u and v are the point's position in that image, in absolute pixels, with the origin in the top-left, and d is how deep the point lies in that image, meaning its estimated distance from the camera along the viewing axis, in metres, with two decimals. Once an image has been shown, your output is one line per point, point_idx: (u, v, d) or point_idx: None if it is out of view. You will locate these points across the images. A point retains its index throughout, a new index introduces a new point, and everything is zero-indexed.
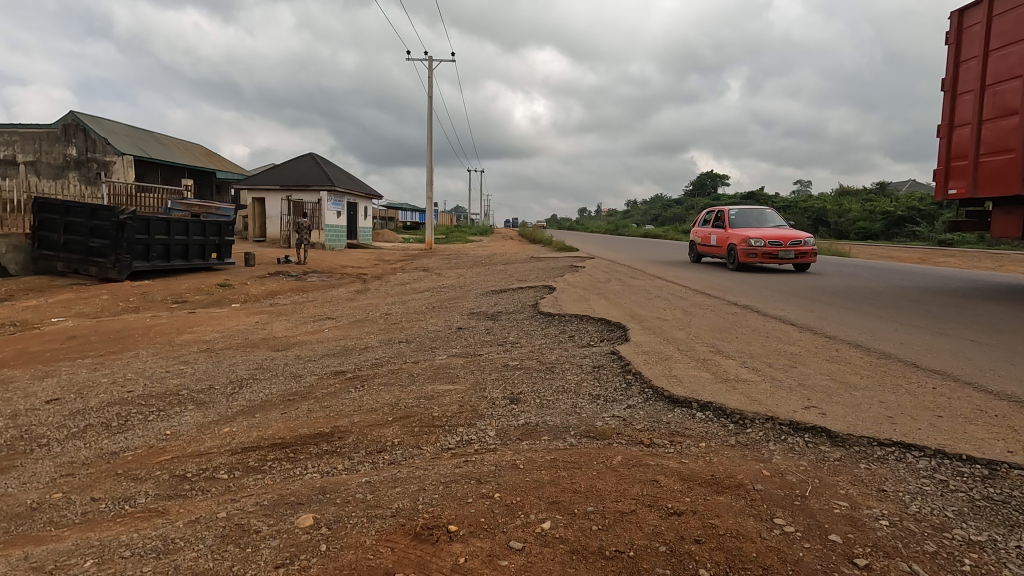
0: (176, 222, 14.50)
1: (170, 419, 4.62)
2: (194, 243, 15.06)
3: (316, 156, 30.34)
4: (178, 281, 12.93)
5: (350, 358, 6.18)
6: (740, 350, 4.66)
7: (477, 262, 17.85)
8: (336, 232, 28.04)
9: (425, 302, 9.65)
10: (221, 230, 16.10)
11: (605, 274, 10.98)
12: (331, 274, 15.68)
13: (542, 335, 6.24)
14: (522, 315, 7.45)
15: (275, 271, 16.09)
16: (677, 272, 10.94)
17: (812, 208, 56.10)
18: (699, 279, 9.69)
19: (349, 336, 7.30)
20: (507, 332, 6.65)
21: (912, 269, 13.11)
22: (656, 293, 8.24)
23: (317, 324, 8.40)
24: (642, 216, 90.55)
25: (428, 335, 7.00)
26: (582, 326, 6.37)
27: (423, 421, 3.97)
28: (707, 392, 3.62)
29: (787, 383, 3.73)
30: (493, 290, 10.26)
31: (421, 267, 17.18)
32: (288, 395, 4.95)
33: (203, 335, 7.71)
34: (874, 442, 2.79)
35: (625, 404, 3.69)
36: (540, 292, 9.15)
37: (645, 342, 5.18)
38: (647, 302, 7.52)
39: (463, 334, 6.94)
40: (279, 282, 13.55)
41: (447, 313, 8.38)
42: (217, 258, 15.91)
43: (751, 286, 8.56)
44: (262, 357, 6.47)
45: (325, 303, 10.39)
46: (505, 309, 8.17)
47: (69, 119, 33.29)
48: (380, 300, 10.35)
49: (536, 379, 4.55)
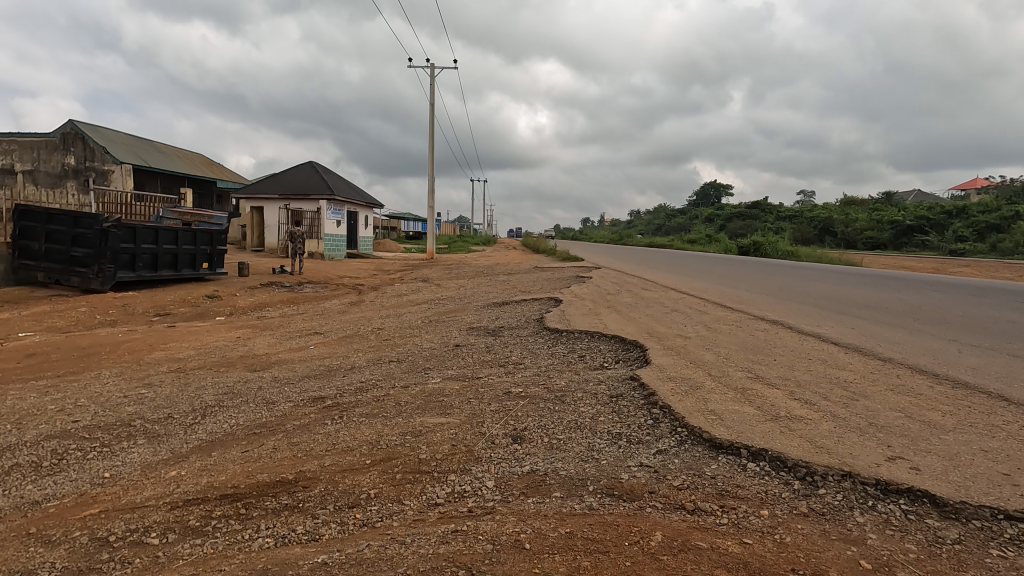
0: (165, 231, 13.89)
1: (112, 457, 3.93)
2: (183, 252, 14.45)
3: (316, 165, 29.89)
4: (164, 293, 12.31)
5: (332, 380, 5.50)
6: (783, 378, 3.96)
7: (478, 272, 17.21)
8: (334, 241, 27.45)
9: (421, 315, 8.97)
10: (213, 239, 15.54)
11: (614, 285, 10.32)
12: (326, 285, 15.04)
13: (549, 355, 5.54)
14: (526, 331, 6.75)
15: (268, 281, 15.46)
16: (691, 283, 10.32)
17: (818, 218, 55.31)
18: (717, 291, 9.00)
19: (335, 355, 6.62)
20: (509, 351, 5.97)
21: (937, 279, 12.41)
22: (673, 307, 7.55)
23: (301, 340, 7.72)
24: (646, 226, 89.80)
25: (421, 354, 6.33)
26: (594, 344, 5.67)
27: (407, 466, 3.27)
28: (756, 434, 2.91)
29: (855, 421, 3.03)
30: (495, 302, 9.60)
31: (420, 278, 16.52)
32: (254, 428, 4.26)
33: (177, 352, 7.05)
34: (1002, 517, 2.07)
35: (654, 449, 2.98)
36: (545, 305, 8.48)
37: (668, 364, 4.48)
38: (664, 316, 6.82)
39: (461, 352, 6.26)
40: (269, 293, 12.90)
41: (444, 328, 7.69)
42: (208, 268, 15.31)
43: (774, 299, 7.87)
44: (235, 378, 5.79)
45: (314, 317, 9.71)
46: (507, 323, 7.50)
47: (68, 128, 32.99)
48: (373, 313, 9.68)
49: (544, 411, 3.85)
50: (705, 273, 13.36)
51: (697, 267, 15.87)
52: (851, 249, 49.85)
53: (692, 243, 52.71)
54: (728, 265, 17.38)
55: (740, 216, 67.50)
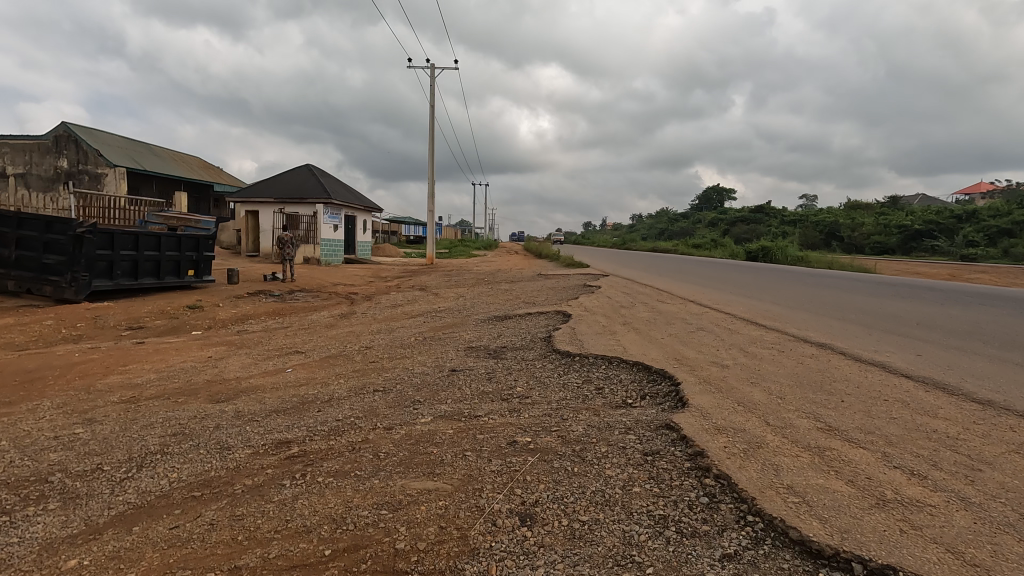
0: (146, 236, 13.08)
1: (7, 532, 3.07)
2: (166, 259, 13.65)
3: (314, 168, 29.16)
4: (142, 303, 11.48)
5: (305, 416, 4.65)
6: (866, 430, 3.10)
7: (479, 280, 16.40)
8: (331, 247, 26.63)
9: (416, 331, 8.14)
10: (199, 245, 14.72)
11: (627, 297, 9.50)
12: (318, 294, 14.22)
13: (560, 388, 4.69)
14: (532, 354, 5.90)
15: (257, 290, 14.64)
16: (711, 295, 9.49)
17: (823, 222, 54.35)
18: (743, 304, 8.17)
19: (313, 381, 5.76)
20: (514, 379, 5.13)
21: (969, 289, 11.61)
22: (698, 325, 6.71)
23: (278, 361, 6.88)
24: (648, 231, 88.87)
25: (412, 381, 5.48)
26: (613, 375, 4.82)
27: (379, 563, 2.41)
28: (870, 538, 2.05)
29: (1003, 516, 2.17)
30: (497, 316, 8.77)
31: (417, 286, 15.68)
32: (196, 489, 3.41)
33: (135, 377, 6.21)
34: None
35: (719, 552, 2.13)
36: (553, 321, 7.64)
37: (712, 407, 3.63)
38: (691, 337, 5.95)
39: (458, 379, 5.42)
40: (256, 303, 12.10)
41: (438, 348, 6.84)
42: (194, 276, 14.50)
43: (811, 315, 7.03)
44: (191, 412, 4.94)
45: (298, 332, 8.86)
46: (511, 343, 6.66)
47: (61, 130, 32.25)
48: (363, 328, 8.82)
49: (559, 475, 3.00)
50: (721, 281, 12.53)
51: (711, 275, 15.03)
52: (859, 254, 48.82)
53: (697, 248, 51.73)
54: (742, 273, 16.58)
55: (744, 220, 66.59)
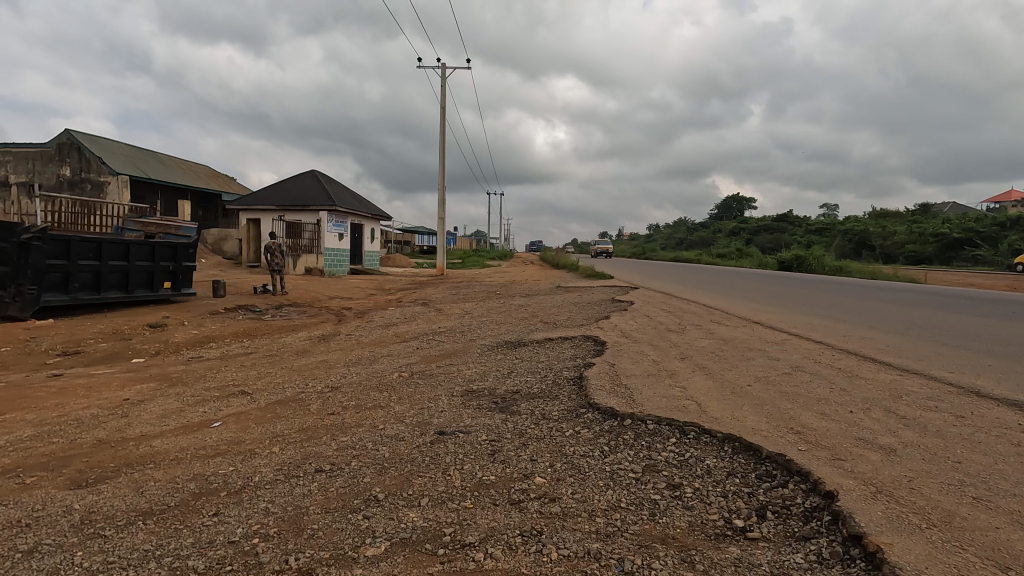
0: (112, 244, 11.55)
1: None
2: (136, 270, 12.06)
3: (318, 174, 27.76)
4: (96, 322, 9.87)
5: (182, 530, 2.80)
6: None
7: (491, 293, 14.57)
8: (335, 257, 25.08)
9: (403, 363, 6.32)
10: (177, 254, 13.19)
11: (672, 317, 7.57)
12: (307, 309, 12.52)
13: (606, 486, 2.82)
14: (557, 410, 4.00)
15: (238, 304, 13.00)
16: (780, 315, 7.52)
17: (852, 231, 51.67)
18: (833, 329, 6.20)
19: (236, 448, 3.93)
20: (531, 458, 3.26)
21: None
22: (791, 362, 4.77)
23: (210, 408, 5.07)
24: (667, 240, 86.46)
25: (374, 455, 3.63)
26: (693, 462, 2.92)
27: None
28: None
29: None
30: (508, 342, 6.90)
31: (420, 300, 13.90)
32: None
33: (3, 434, 4.45)
34: None
35: None
36: (583, 351, 5.75)
37: None
38: (795, 385, 4.00)
39: (444, 452, 3.56)
40: (229, 320, 10.42)
41: (425, 391, 4.97)
42: (170, 288, 12.97)
43: (943, 349, 5.07)
44: (19, 511, 3.11)
45: (260, 361, 7.06)
46: (526, 387, 4.78)
47: (64, 138, 31.54)
48: (339, 357, 7.00)
49: None
50: (777, 297, 10.54)
51: (757, 289, 13.02)
52: (892, 263, 46.12)
53: (721, 257, 49.39)
54: (790, 285, 14.56)
55: (768, 229, 64.03)
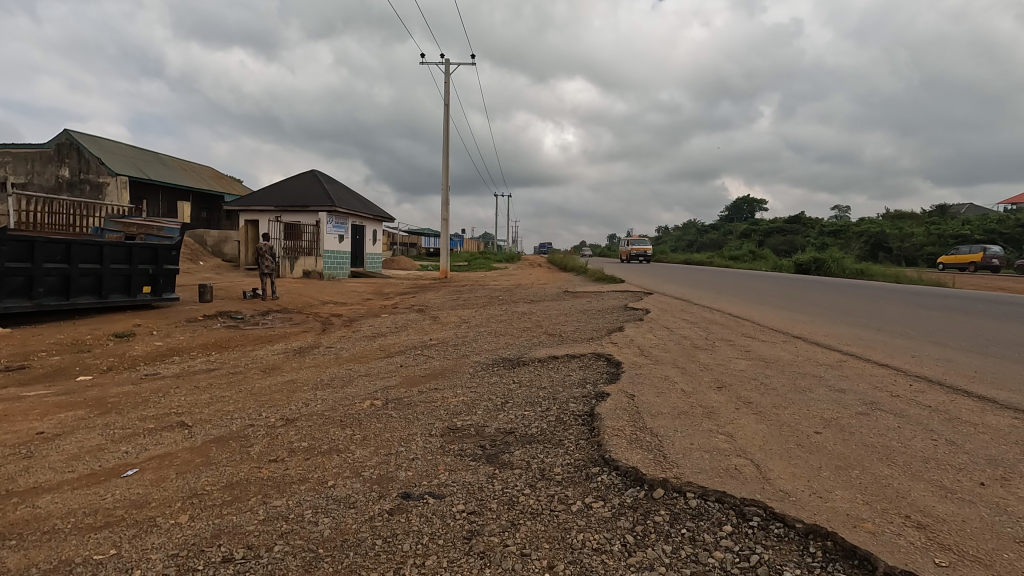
0: (84, 246, 10.71)
1: None
2: (111, 273, 11.22)
3: (319, 174, 26.95)
4: (58, 330, 9.01)
5: None
6: None
7: (493, 298, 13.58)
8: (335, 259, 24.25)
9: (381, 385, 5.35)
10: (157, 256, 12.33)
11: (697, 330, 6.54)
12: (294, 316, 11.62)
13: None
14: (560, 466, 3.00)
15: (222, 311, 12.11)
16: (823, 327, 6.46)
17: (868, 232, 50.20)
18: (897, 348, 5.14)
19: (133, 516, 2.96)
20: (521, 553, 2.26)
21: None
22: (859, 394, 3.75)
23: (132, 448, 4.12)
24: (676, 242, 84.96)
25: (308, 534, 2.64)
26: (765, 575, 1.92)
27: None
28: None
29: None
30: (506, 360, 5.91)
31: (416, 306, 12.94)
32: None
33: None
34: None
35: None
36: (593, 375, 4.74)
37: None
38: (882, 436, 2.97)
39: (403, 533, 2.57)
40: (205, 329, 9.53)
41: (397, 429, 3.98)
42: (150, 293, 12.12)
43: None
44: None
45: (219, 380, 6.11)
46: (522, 425, 3.78)
47: (63, 138, 31.01)
48: (311, 376, 6.05)
49: None
50: (810, 304, 9.45)
51: (783, 295, 11.92)
52: (912, 266, 44.62)
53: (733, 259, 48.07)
54: (818, 291, 13.41)
55: (781, 230, 62.55)
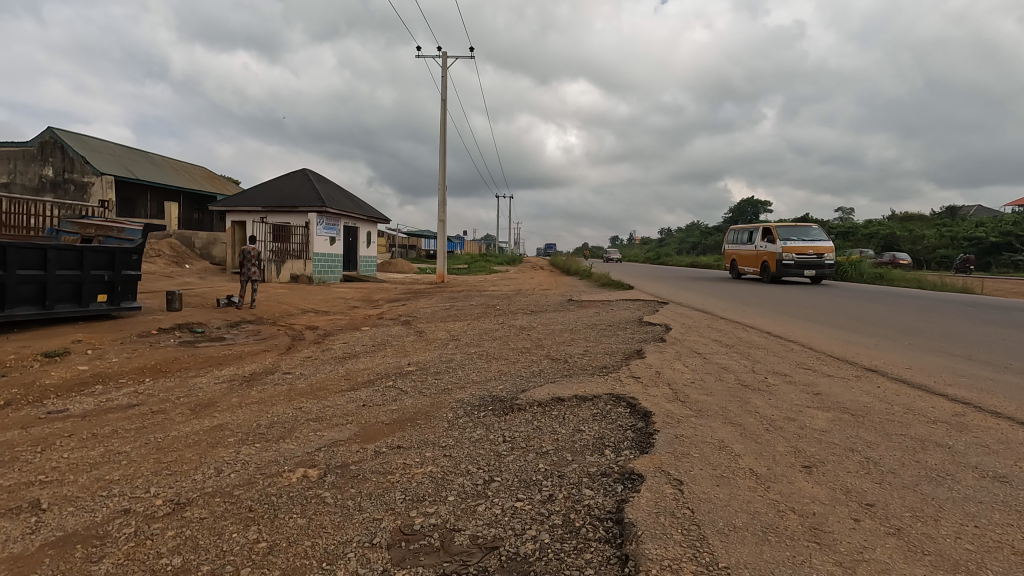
0: (24, 250, 9.39)
1: None
2: (56, 281, 9.92)
3: (310, 173, 25.70)
4: None
5: None
6: None
7: (488, 308, 12.23)
8: (326, 263, 22.98)
9: (326, 439, 4.00)
10: (115, 262, 10.97)
11: (738, 359, 5.19)
12: (263, 328, 10.33)
13: None
14: None
15: (186, 321, 10.83)
16: (901, 357, 5.09)
17: (880, 233, 48.53)
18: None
19: None
20: None
21: None
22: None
23: None
24: (681, 243, 83.41)
25: None
26: None
27: None
28: None
29: None
30: (495, 400, 4.55)
31: (403, 317, 11.58)
32: None
33: None
34: None
35: None
36: (615, 435, 3.38)
37: None
38: None
39: None
40: (153, 346, 8.23)
41: (323, 534, 2.62)
42: (104, 301, 10.81)
43: None
44: None
45: (131, 423, 4.79)
46: (512, 536, 2.41)
47: (47, 137, 29.89)
48: (246, 418, 4.72)
49: None
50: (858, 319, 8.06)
51: (815, 304, 10.57)
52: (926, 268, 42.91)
53: None
54: (847, 300, 12.05)
55: None
